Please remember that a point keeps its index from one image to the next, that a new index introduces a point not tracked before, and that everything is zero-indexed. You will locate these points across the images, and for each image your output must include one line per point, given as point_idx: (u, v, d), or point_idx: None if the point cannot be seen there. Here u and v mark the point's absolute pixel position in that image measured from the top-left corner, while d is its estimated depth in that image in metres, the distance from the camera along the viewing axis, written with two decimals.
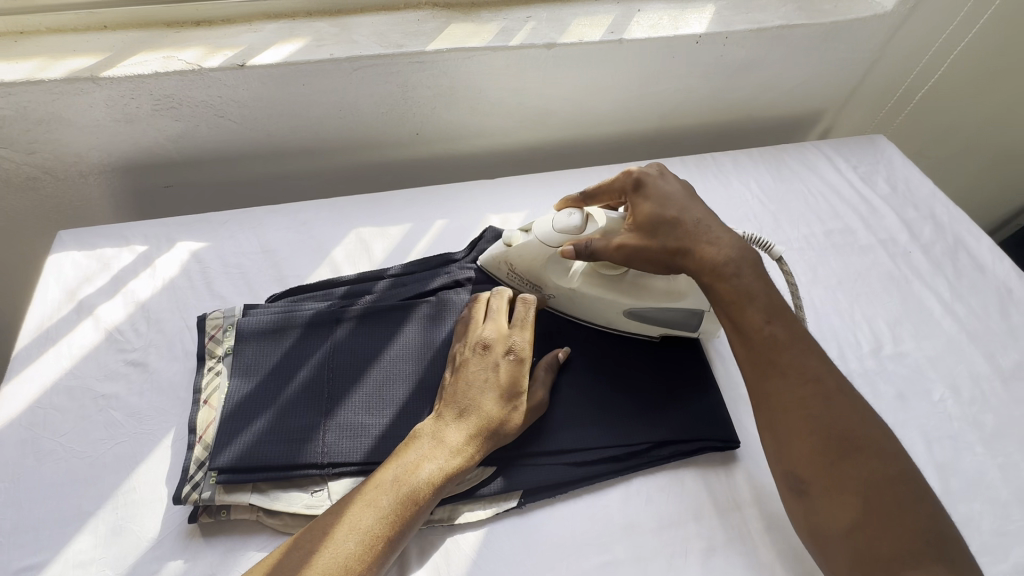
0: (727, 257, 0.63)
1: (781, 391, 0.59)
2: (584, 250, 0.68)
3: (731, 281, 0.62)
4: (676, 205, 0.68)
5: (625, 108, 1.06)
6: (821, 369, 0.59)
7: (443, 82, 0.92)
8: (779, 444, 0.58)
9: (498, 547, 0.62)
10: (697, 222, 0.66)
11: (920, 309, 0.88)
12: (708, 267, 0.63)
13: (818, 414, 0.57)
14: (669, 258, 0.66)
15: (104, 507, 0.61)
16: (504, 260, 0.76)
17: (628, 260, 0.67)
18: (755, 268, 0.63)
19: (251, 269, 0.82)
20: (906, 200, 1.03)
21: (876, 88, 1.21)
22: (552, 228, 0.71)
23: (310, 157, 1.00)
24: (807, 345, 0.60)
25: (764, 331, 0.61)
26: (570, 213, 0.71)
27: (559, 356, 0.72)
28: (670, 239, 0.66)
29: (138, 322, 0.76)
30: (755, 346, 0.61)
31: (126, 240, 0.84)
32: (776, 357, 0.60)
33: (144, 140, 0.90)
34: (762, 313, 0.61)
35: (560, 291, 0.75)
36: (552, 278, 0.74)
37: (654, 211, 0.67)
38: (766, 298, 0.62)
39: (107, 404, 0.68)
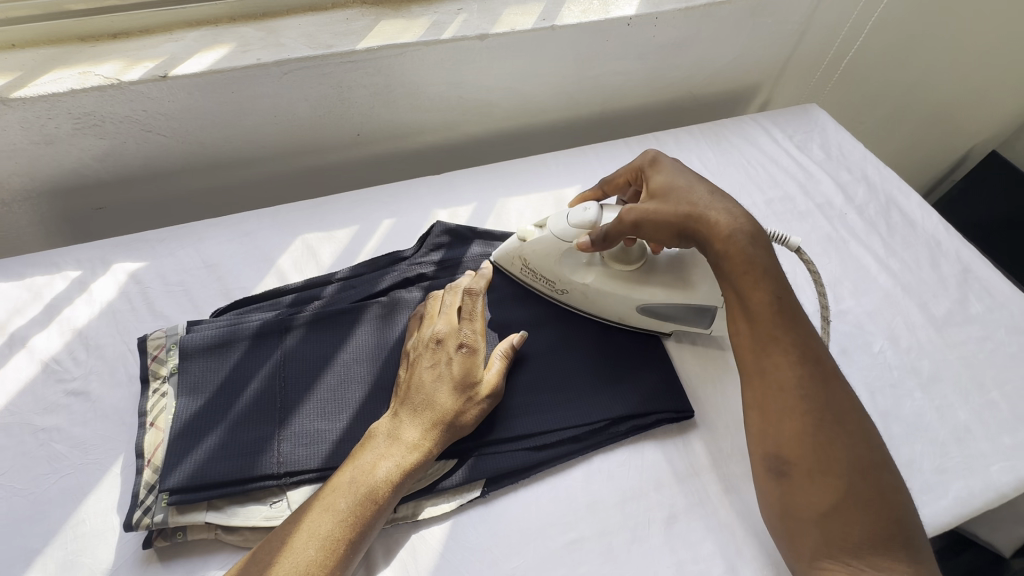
0: (743, 227, 0.63)
1: (781, 371, 0.58)
2: (598, 233, 0.69)
3: (744, 253, 0.61)
4: (688, 179, 0.69)
5: (565, 94, 1.07)
6: (818, 352, 0.59)
7: (378, 81, 0.91)
8: (766, 425, 0.58)
9: (464, 538, 0.63)
10: (710, 192, 0.66)
11: (858, 267, 0.92)
12: (722, 234, 0.63)
13: (813, 397, 0.57)
14: (681, 221, 0.65)
15: (53, 543, 0.59)
16: (518, 255, 0.78)
17: (639, 225, 0.67)
18: (766, 243, 0.63)
19: (194, 285, 0.80)
20: (840, 164, 1.07)
21: (807, 59, 1.25)
22: (568, 223, 0.73)
23: (249, 166, 0.98)
24: (807, 327, 0.61)
25: (767, 305, 0.60)
26: (585, 208, 0.72)
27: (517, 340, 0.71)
28: (684, 204, 0.66)
29: (77, 349, 0.73)
30: (758, 322, 0.60)
31: (57, 266, 0.81)
32: (778, 334, 0.59)
33: (69, 161, 0.86)
34: (774, 288, 0.61)
35: (574, 286, 0.76)
36: (565, 272, 0.76)
37: (666, 181, 0.70)
38: (774, 273, 0.61)
39: (49, 437, 0.66)
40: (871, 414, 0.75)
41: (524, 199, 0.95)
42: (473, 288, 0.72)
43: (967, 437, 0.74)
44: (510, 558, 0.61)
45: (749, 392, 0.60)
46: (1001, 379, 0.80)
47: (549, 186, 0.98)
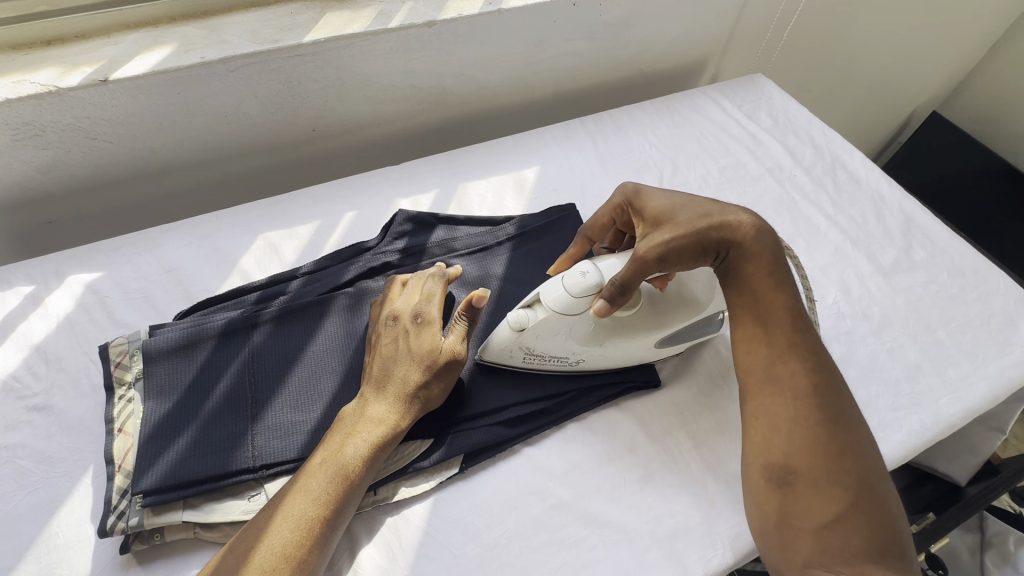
0: (761, 228, 0.66)
1: (794, 378, 0.62)
2: (612, 288, 0.61)
3: (766, 260, 0.66)
4: (687, 195, 0.68)
5: (518, 77, 1.08)
6: (829, 368, 0.64)
7: (330, 75, 0.91)
8: (773, 434, 0.60)
9: (446, 513, 0.64)
10: (715, 201, 0.67)
11: (809, 225, 0.96)
12: (746, 237, 0.65)
13: (824, 410, 0.60)
14: (704, 234, 0.63)
15: (26, 558, 0.58)
16: (518, 345, 0.66)
17: (668, 254, 0.62)
18: (785, 268, 0.67)
19: (154, 291, 0.79)
20: (787, 129, 1.11)
21: (752, 30, 1.28)
22: (567, 295, 0.62)
23: (203, 168, 0.96)
24: (818, 344, 0.65)
25: (785, 318, 0.65)
26: (582, 271, 0.62)
27: (475, 298, 0.68)
28: (699, 217, 0.65)
29: (36, 365, 0.71)
30: (775, 333, 0.64)
31: (8, 283, 0.78)
32: (793, 345, 0.63)
33: (13, 176, 0.83)
34: (790, 303, 0.65)
35: (589, 353, 0.68)
36: (578, 344, 0.67)
37: (666, 204, 0.66)
38: (790, 290, 0.66)
39: (13, 455, 0.64)
40: None
41: (484, 183, 0.96)
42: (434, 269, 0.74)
43: (917, 375, 0.79)
44: (493, 529, 0.63)
45: (756, 401, 0.63)
46: (945, 318, 0.85)
47: (509, 168, 0.99)
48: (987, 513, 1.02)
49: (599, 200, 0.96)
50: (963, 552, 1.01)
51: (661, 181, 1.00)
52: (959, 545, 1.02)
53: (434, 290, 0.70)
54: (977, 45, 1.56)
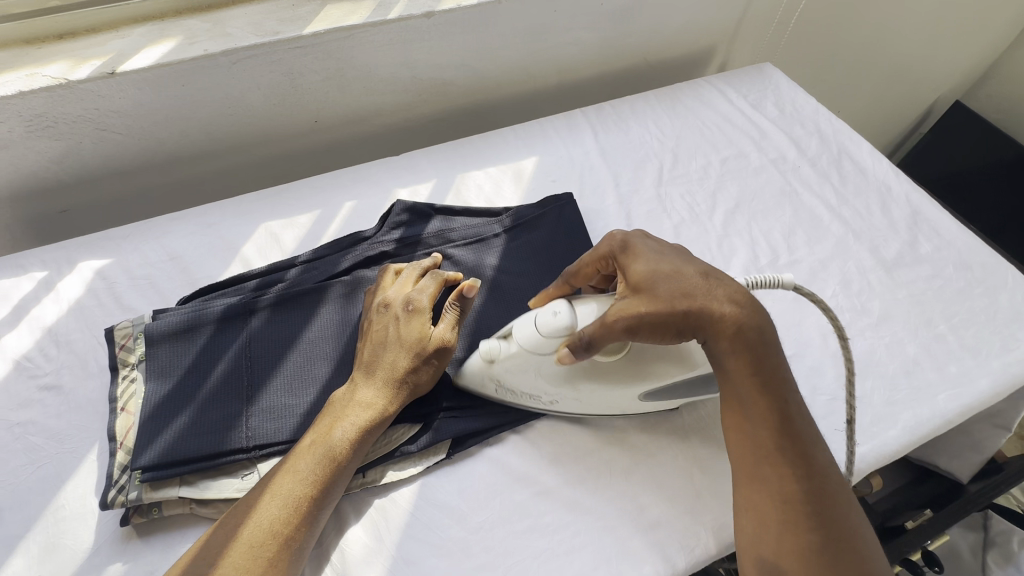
0: (747, 317, 0.59)
1: (781, 474, 0.57)
2: (577, 340, 0.58)
3: (753, 351, 0.59)
4: (670, 263, 0.62)
5: (519, 67, 1.08)
6: (822, 461, 0.58)
7: (331, 65, 0.92)
8: (762, 529, 0.56)
9: (433, 496, 0.65)
10: (701, 276, 0.61)
11: (811, 217, 0.94)
12: (728, 328, 0.59)
13: (816, 509, 0.56)
14: (679, 318, 0.59)
15: (34, 528, 0.62)
16: (489, 376, 0.66)
17: (637, 330, 0.58)
18: (774, 353, 0.61)
19: (159, 277, 0.82)
20: (793, 119, 1.09)
21: (761, 19, 1.26)
22: (539, 333, 0.60)
23: (210, 159, 0.99)
24: (813, 437, 0.59)
25: (771, 409, 0.59)
26: (555, 310, 0.60)
27: (465, 288, 0.68)
28: (679, 295, 0.59)
29: (48, 347, 0.75)
30: (761, 425, 0.59)
31: (23, 268, 0.82)
32: (781, 439, 0.58)
33: (29, 166, 0.87)
34: (782, 399, 0.59)
35: (563, 395, 0.66)
36: (550, 385, 0.65)
37: (649, 271, 0.61)
38: (781, 378, 0.60)
39: (25, 431, 0.68)
40: (824, 356, 0.79)
41: (482, 173, 0.97)
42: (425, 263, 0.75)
43: (915, 369, 0.78)
44: (477, 513, 0.64)
45: (744, 496, 0.59)
46: (949, 313, 0.83)
47: (507, 160, 0.99)
48: (992, 512, 1.00)
49: (597, 191, 0.96)
50: (965, 551, 0.99)
51: (661, 172, 1.00)
52: (962, 544, 1.00)
53: (427, 280, 0.71)
54: (1001, 32, 1.51)
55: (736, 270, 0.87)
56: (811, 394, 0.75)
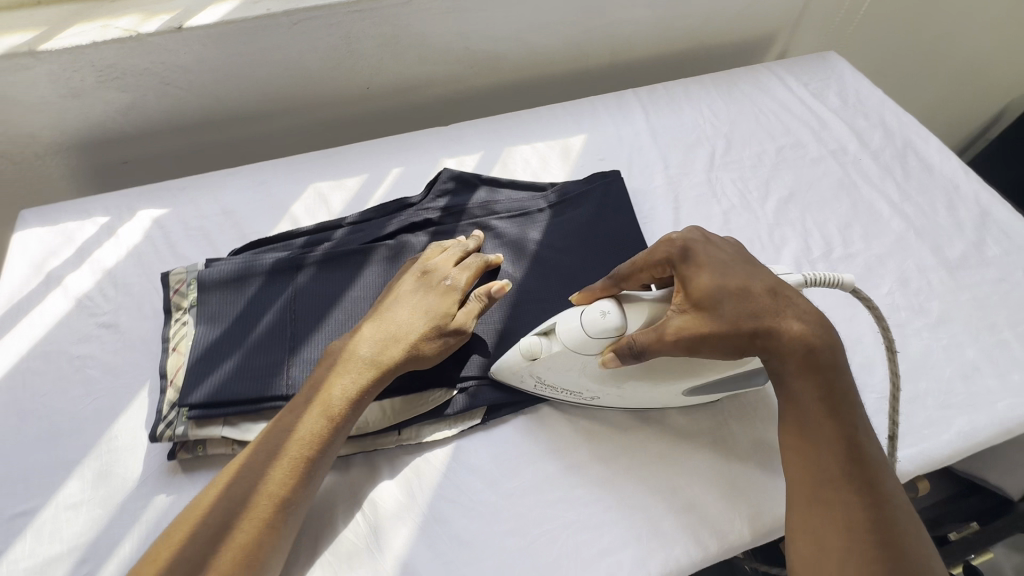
0: (821, 339, 0.57)
1: (844, 499, 0.53)
2: (626, 347, 0.58)
3: (823, 377, 0.57)
4: (741, 275, 0.59)
5: (572, 44, 1.06)
6: (883, 485, 0.54)
7: (386, 31, 0.93)
8: (823, 558, 0.52)
9: (467, 460, 0.66)
10: (772, 293, 0.58)
11: (870, 211, 0.90)
12: (800, 350, 0.56)
13: (882, 538, 0.51)
14: (746, 335, 0.57)
15: (89, 454, 0.65)
16: (528, 373, 0.65)
17: (695, 345, 0.57)
18: (843, 376, 0.57)
19: (213, 229, 0.84)
20: (857, 111, 1.04)
21: (826, 7, 1.21)
22: (585, 332, 0.60)
23: (262, 120, 1.00)
24: (879, 463, 0.55)
25: (838, 432, 0.55)
26: (603, 311, 0.60)
27: (496, 288, 0.69)
28: (746, 312, 0.57)
29: (106, 287, 0.78)
30: (826, 448, 0.55)
31: (87, 212, 0.85)
32: (845, 463, 0.54)
33: (96, 115, 0.90)
34: (850, 425, 0.56)
35: (604, 391, 0.65)
36: (592, 382, 0.64)
37: (717, 284, 0.57)
38: (850, 402, 0.57)
39: (84, 363, 0.71)
40: (876, 353, 0.76)
41: (530, 148, 0.96)
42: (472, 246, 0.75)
43: (974, 375, 0.74)
44: (508, 479, 0.65)
45: (802, 516, 0.55)
46: (1014, 319, 0.79)
47: (555, 136, 0.98)
48: None
49: (645, 173, 0.94)
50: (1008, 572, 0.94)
51: (712, 157, 0.97)
52: (1006, 565, 0.96)
53: (470, 261, 0.72)
54: None
55: (786, 260, 0.85)
56: (858, 391, 0.73)
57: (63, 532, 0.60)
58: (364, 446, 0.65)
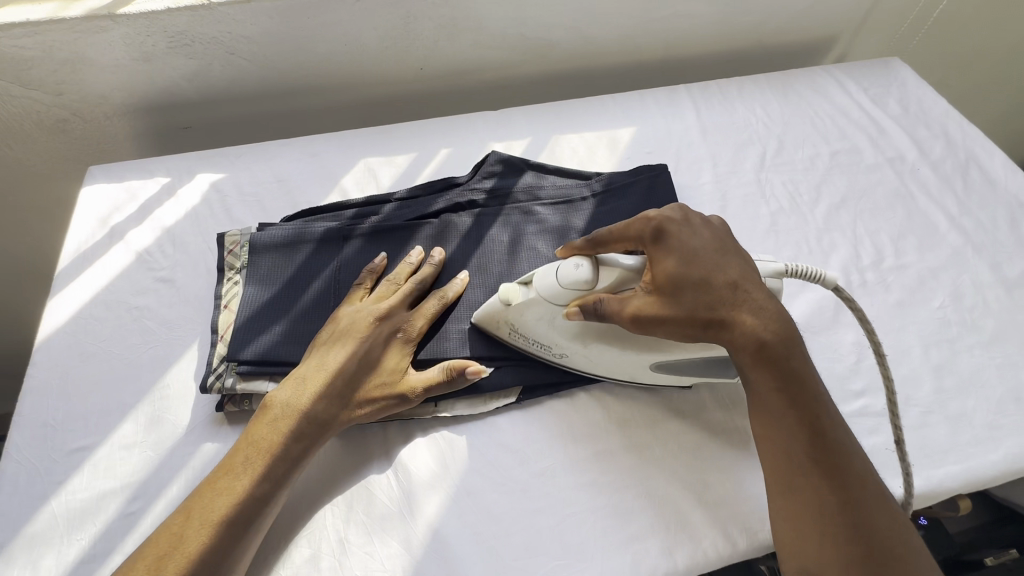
0: (775, 333, 0.55)
1: (814, 487, 0.54)
2: (590, 305, 0.59)
3: (779, 369, 0.55)
4: (705, 264, 0.57)
5: (627, 36, 1.05)
6: (852, 466, 0.54)
7: (445, 13, 0.94)
8: (802, 543, 0.54)
9: (499, 437, 0.67)
10: (734, 285, 0.56)
11: (926, 223, 0.87)
12: (754, 345, 0.55)
13: (855, 521, 0.52)
14: (699, 326, 0.56)
15: (143, 400, 0.68)
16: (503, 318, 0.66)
17: (646, 328, 0.57)
18: (800, 358, 0.56)
19: (266, 196, 0.87)
20: (918, 119, 1.01)
21: (893, 11, 1.17)
22: (557, 281, 0.62)
23: (318, 95, 1.03)
24: (845, 443, 0.55)
25: (800, 419, 0.55)
26: (577, 263, 0.60)
27: (471, 370, 0.65)
28: (702, 303, 0.56)
29: (165, 244, 0.81)
30: (791, 438, 0.55)
31: (150, 172, 0.89)
32: (809, 450, 0.54)
33: (163, 80, 0.94)
34: (812, 412, 0.55)
35: (573, 349, 0.65)
36: (562, 337, 0.64)
37: (677, 273, 0.56)
38: (810, 385, 0.56)
39: (141, 314, 0.75)
40: (923, 366, 0.74)
41: (578, 137, 0.96)
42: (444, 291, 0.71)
43: None
44: (539, 459, 0.65)
45: (779, 503, 0.56)
46: None
47: (604, 126, 0.98)
48: None
49: (693, 169, 0.93)
50: None
51: (763, 157, 0.95)
52: None
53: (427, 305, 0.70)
54: None
55: (833, 266, 0.83)
56: (902, 403, 0.71)
57: (117, 470, 0.64)
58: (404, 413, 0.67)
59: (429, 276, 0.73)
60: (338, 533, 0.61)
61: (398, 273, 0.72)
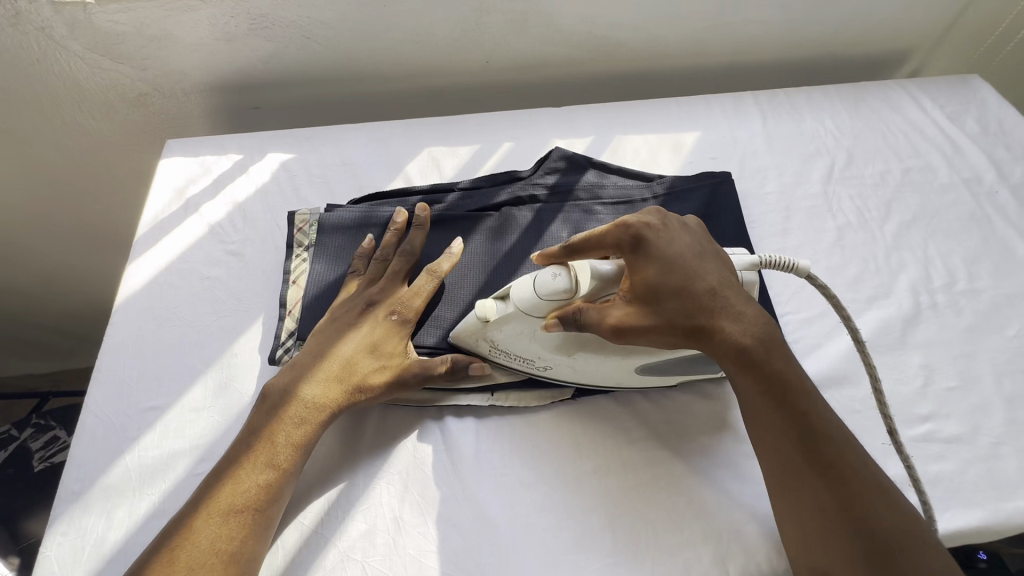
0: (755, 338, 0.56)
1: (805, 487, 0.53)
2: (570, 317, 0.58)
3: (762, 371, 0.55)
4: (682, 271, 0.57)
5: (695, 40, 1.04)
6: (843, 460, 0.52)
7: (517, 8, 0.94)
8: (809, 543, 0.53)
9: (554, 431, 0.67)
10: (713, 290, 0.57)
11: (1003, 248, 0.84)
12: (736, 352, 0.56)
13: (854, 517, 0.50)
14: (681, 334, 0.57)
15: (212, 366, 0.71)
16: (483, 338, 0.65)
17: (629, 338, 0.58)
18: (781, 353, 0.56)
19: (333, 178, 0.89)
20: (998, 140, 0.96)
21: (974, 27, 1.12)
22: (535, 293, 0.60)
23: (384, 83, 1.04)
24: (834, 436, 0.53)
25: (784, 417, 0.54)
26: (554, 273, 0.60)
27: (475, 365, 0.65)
28: (683, 311, 0.56)
29: (236, 218, 0.84)
30: (778, 440, 0.55)
31: (224, 149, 0.92)
32: (795, 450, 0.53)
33: (240, 60, 0.97)
34: (796, 410, 0.54)
35: (557, 361, 0.65)
36: (545, 349, 0.64)
37: (656, 280, 0.57)
38: (794, 380, 0.55)
39: (212, 285, 0.78)
40: (995, 396, 0.71)
41: (641, 139, 0.95)
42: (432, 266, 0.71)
43: None
44: (592, 457, 0.66)
45: (780, 505, 0.55)
46: None
47: (668, 130, 0.97)
48: None
49: (758, 177, 0.92)
50: None
51: (831, 170, 0.93)
52: None
53: (418, 284, 0.70)
54: None
55: (901, 286, 0.81)
56: (972, 432, 0.68)
57: (186, 431, 0.66)
58: (443, 400, 0.69)
59: (417, 245, 0.73)
60: (393, 511, 0.63)
61: (386, 250, 0.73)
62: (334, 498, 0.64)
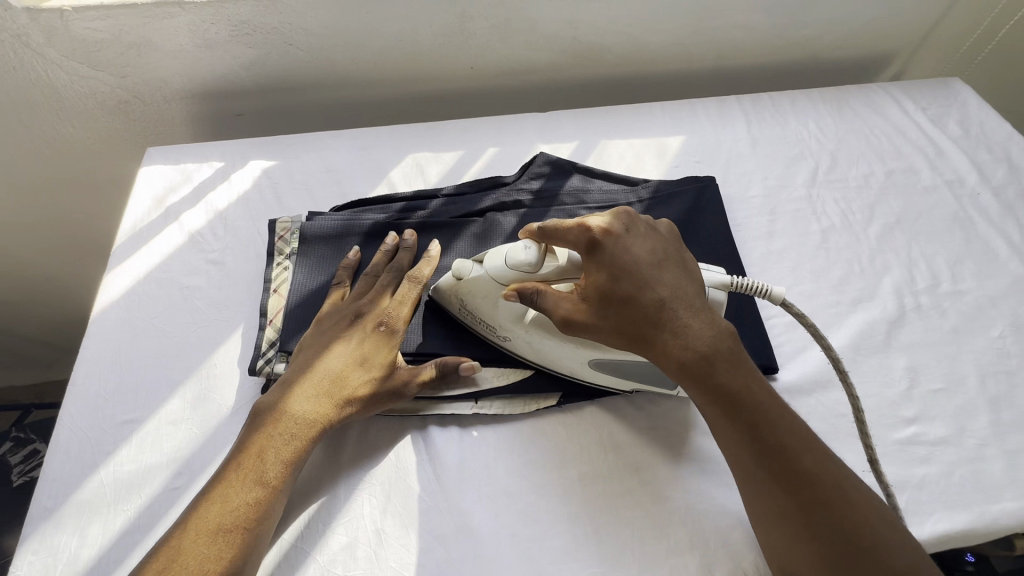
0: (703, 348, 0.54)
1: (763, 491, 0.52)
2: (527, 293, 0.59)
3: (709, 381, 0.53)
4: (633, 279, 0.56)
5: (679, 45, 1.05)
6: (799, 462, 0.51)
7: (500, 13, 0.94)
8: (775, 542, 0.53)
9: (539, 439, 0.67)
10: (660, 300, 0.55)
11: (986, 250, 0.84)
12: (676, 363, 0.54)
13: (812, 519, 0.50)
14: (629, 340, 0.56)
15: (190, 377, 0.70)
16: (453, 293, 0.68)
17: (578, 333, 0.59)
18: (732, 364, 0.54)
19: (315, 185, 0.88)
20: (980, 142, 0.97)
21: (956, 31, 1.13)
22: (505, 262, 0.63)
23: (368, 89, 1.04)
24: (790, 440, 0.52)
25: (737, 424, 0.53)
26: (526, 246, 0.62)
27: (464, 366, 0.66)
28: (626, 319, 0.56)
29: (217, 226, 0.83)
30: (732, 447, 0.54)
31: (205, 156, 0.91)
32: (749, 457, 0.53)
33: (222, 67, 0.96)
34: (750, 416, 0.53)
35: (516, 333, 0.66)
36: (506, 320, 0.65)
37: (605, 287, 0.56)
38: (747, 386, 0.53)
39: (191, 294, 0.76)
40: (980, 398, 0.71)
41: (625, 143, 0.95)
42: (416, 274, 0.70)
43: None
44: (577, 465, 0.65)
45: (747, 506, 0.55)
46: None
47: (652, 134, 0.97)
48: None
49: (742, 180, 0.92)
50: None
51: (815, 173, 0.93)
52: None
53: (406, 293, 0.69)
54: None
55: (886, 288, 0.81)
56: (958, 434, 0.68)
57: (163, 444, 0.65)
58: (426, 409, 0.68)
59: (407, 263, 0.72)
60: (375, 523, 0.62)
61: (376, 266, 0.72)
62: (315, 512, 0.62)
